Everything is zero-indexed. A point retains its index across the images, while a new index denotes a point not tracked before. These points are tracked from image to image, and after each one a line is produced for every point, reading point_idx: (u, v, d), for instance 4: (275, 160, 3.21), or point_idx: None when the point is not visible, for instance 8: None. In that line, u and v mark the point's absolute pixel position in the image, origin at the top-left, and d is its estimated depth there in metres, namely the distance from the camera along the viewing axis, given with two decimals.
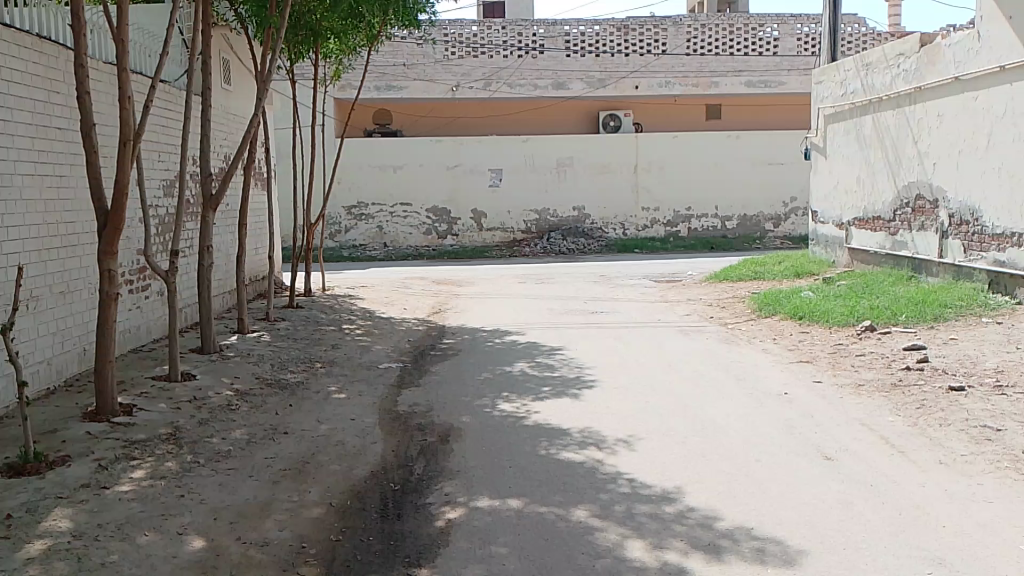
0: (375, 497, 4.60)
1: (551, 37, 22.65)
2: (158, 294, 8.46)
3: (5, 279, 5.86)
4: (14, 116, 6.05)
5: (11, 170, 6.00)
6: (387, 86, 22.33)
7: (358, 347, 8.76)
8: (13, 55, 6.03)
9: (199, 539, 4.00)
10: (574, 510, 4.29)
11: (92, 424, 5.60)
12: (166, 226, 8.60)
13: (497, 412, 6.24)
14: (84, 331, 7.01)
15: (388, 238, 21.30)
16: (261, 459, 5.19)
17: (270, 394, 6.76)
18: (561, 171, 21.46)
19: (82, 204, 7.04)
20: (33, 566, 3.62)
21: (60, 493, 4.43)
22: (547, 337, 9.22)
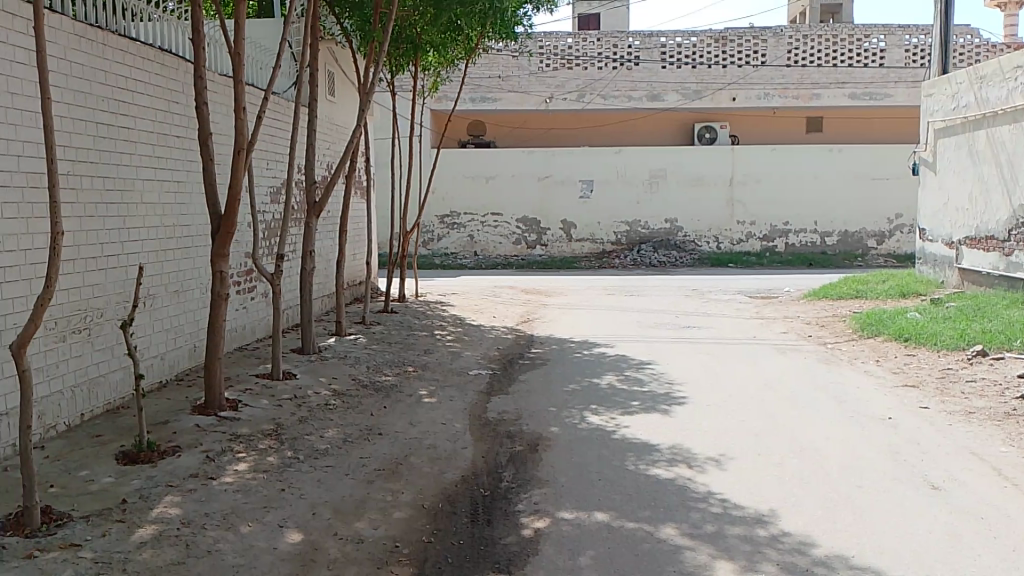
0: (466, 501, 4.67)
1: (646, 49, 22.48)
2: (263, 295, 8.83)
3: (126, 278, 6.25)
4: (137, 125, 6.44)
5: (134, 176, 6.38)
6: (482, 98, 22.52)
7: (449, 353, 8.92)
8: (137, 67, 6.42)
9: (298, 532, 4.15)
10: (663, 527, 4.25)
11: (200, 417, 5.89)
12: (272, 231, 8.97)
13: (586, 424, 6.23)
14: (196, 329, 7.39)
15: (478, 247, 21.61)
16: (357, 458, 5.34)
17: (366, 396, 6.95)
18: (653, 182, 21.24)
19: (197, 208, 7.42)
20: (146, 550, 3.83)
21: (171, 482, 4.68)
22: (638, 350, 9.16)
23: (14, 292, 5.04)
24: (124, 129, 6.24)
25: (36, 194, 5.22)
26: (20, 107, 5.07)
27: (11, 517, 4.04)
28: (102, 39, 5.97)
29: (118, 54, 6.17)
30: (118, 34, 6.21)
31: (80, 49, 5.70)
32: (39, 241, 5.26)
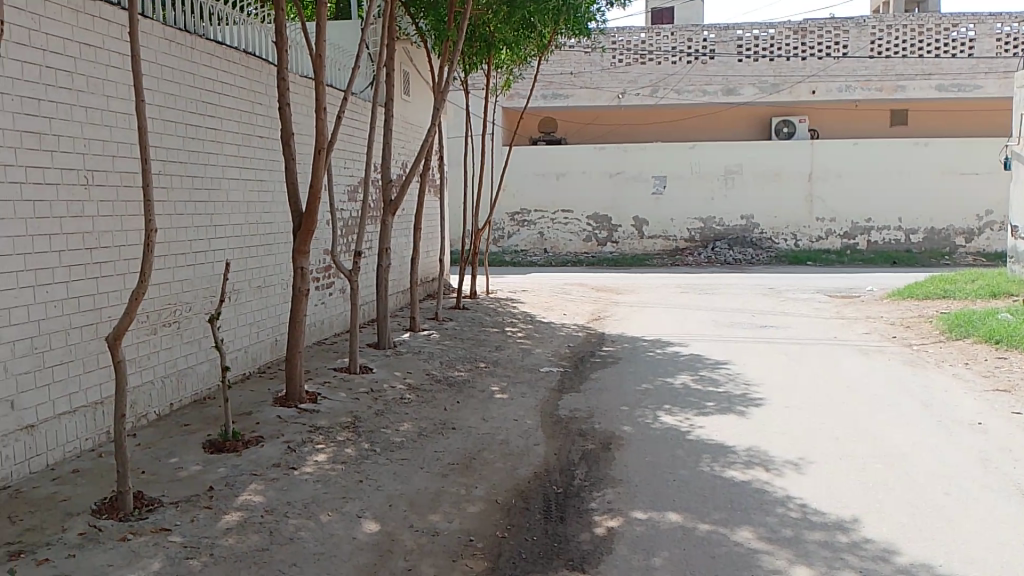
0: (539, 498, 4.69)
1: (722, 42, 22.08)
2: (340, 291, 9.05)
3: (213, 274, 6.50)
4: (224, 126, 6.68)
5: (220, 175, 6.62)
6: (554, 95, 22.47)
7: (521, 350, 8.96)
8: (223, 70, 6.66)
9: (375, 523, 4.25)
10: (739, 531, 4.18)
11: (282, 409, 6.08)
12: (349, 229, 9.17)
13: (659, 423, 6.17)
14: (278, 323, 7.63)
15: (549, 244, 21.60)
16: (432, 452, 5.43)
17: (439, 390, 7.05)
18: (728, 178, 20.83)
19: (279, 206, 7.64)
20: (231, 536, 3.98)
21: (255, 471, 4.85)
22: (712, 350, 9.02)
23: (109, 286, 5.29)
24: (211, 130, 6.48)
25: (129, 192, 5.47)
26: (115, 110, 5.32)
27: (107, 500, 4.26)
28: (191, 44, 6.21)
29: (205, 57, 6.41)
30: (206, 38, 6.45)
31: (170, 53, 5.94)
32: (133, 237, 5.52)
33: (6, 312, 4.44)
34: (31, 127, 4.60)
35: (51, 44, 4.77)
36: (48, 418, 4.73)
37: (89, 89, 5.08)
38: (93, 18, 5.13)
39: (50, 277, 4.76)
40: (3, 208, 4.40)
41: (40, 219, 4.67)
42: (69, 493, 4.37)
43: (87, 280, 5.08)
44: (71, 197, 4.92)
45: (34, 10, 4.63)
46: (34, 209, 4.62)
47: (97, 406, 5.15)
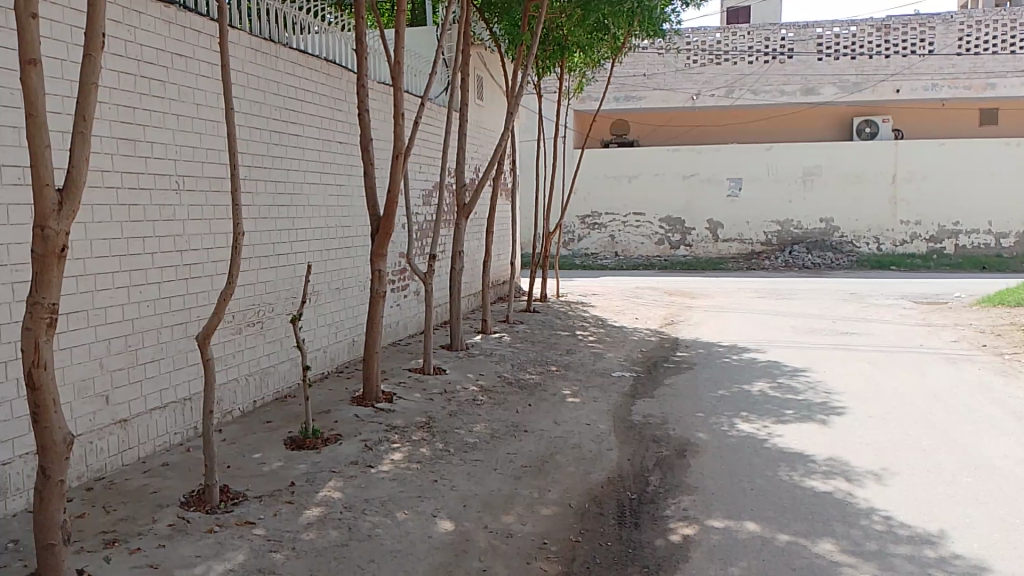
0: (613, 503, 4.67)
1: (801, 41, 21.55)
2: (415, 293, 9.18)
3: (294, 276, 6.70)
4: (306, 132, 6.87)
5: (301, 179, 6.81)
6: (626, 97, 22.29)
7: (593, 353, 8.93)
8: (305, 78, 6.85)
9: (450, 522, 4.30)
10: (820, 542, 4.08)
11: (358, 408, 6.22)
12: (424, 233, 9.31)
13: (736, 431, 6.06)
14: (355, 324, 7.80)
15: (620, 247, 21.46)
16: (504, 453, 5.46)
17: (512, 393, 7.09)
18: (807, 180, 20.29)
19: (357, 210, 7.82)
20: (312, 530, 4.10)
21: (334, 468, 4.98)
22: (790, 357, 8.80)
23: (198, 287, 5.51)
24: (294, 136, 6.68)
25: (217, 197, 5.69)
26: (204, 118, 5.53)
27: (195, 493, 4.44)
28: (275, 52, 6.41)
29: (289, 65, 6.61)
30: (289, 47, 6.65)
31: (256, 62, 6.15)
32: (220, 240, 5.75)
33: (102, 311, 4.66)
34: (126, 133, 4.82)
35: (145, 54, 4.99)
36: (140, 413, 4.96)
37: (179, 97, 5.30)
38: (184, 29, 5.35)
39: (143, 277, 4.99)
40: (100, 211, 4.63)
41: (135, 223, 4.89)
42: (159, 485, 4.57)
43: (177, 281, 5.30)
44: (162, 201, 5.15)
45: (129, 22, 4.86)
46: (128, 213, 4.84)
47: (185, 402, 5.37)
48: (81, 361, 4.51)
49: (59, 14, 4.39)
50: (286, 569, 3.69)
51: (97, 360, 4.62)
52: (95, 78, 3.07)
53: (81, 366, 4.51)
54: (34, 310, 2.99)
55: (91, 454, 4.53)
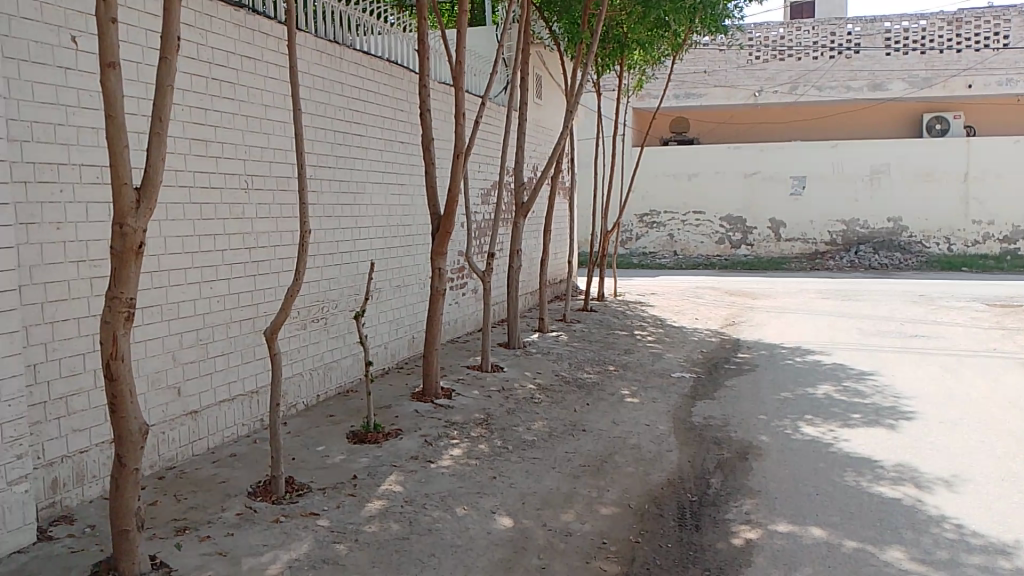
0: (673, 505, 4.63)
1: (868, 35, 20.99)
2: (473, 291, 9.25)
3: (357, 274, 6.82)
4: (368, 132, 6.97)
5: (365, 178, 6.92)
6: (687, 94, 22.03)
7: (652, 353, 8.86)
8: (369, 79, 6.96)
9: (509, 519, 4.32)
10: (888, 550, 3.97)
11: (418, 404, 6.30)
12: (483, 231, 9.37)
13: (800, 434, 5.94)
14: (415, 321, 7.90)
15: (679, 246, 21.24)
16: (563, 452, 5.46)
17: (570, 391, 7.08)
18: (874, 178, 19.72)
19: (418, 209, 7.91)
20: (374, 523, 4.17)
21: (395, 462, 5.06)
22: (856, 360, 8.59)
23: (265, 284, 5.66)
24: (357, 136, 6.78)
25: (284, 196, 5.83)
26: (271, 118, 5.67)
27: (261, 484, 4.56)
28: (340, 54, 6.52)
29: (353, 66, 6.71)
30: (353, 49, 6.76)
31: (321, 64, 6.26)
32: (286, 239, 5.88)
33: (175, 306, 4.82)
34: (199, 134, 4.98)
35: (216, 56, 5.14)
36: (211, 405, 5.12)
37: (248, 99, 5.44)
38: (253, 32, 5.48)
39: (214, 274, 5.14)
40: (174, 209, 4.78)
41: (207, 221, 5.05)
42: (227, 475, 4.71)
43: (245, 277, 5.45)
44: (232, 200, 5.29)
45: (200, 26, 5.01)
46: (200, 211, 4.99)
47: (252, 395, 5.52)
48: (155, 353, 4.67)
49: (135, 18, 4.54)
50: (349, 560, 3.76)
51: (170, 353, 4.78)
52: (170, 80, 3.17)
53: (155, 359, 4.67)
54: (112, 304, 3.10)
55: (163, 444, 4.69)
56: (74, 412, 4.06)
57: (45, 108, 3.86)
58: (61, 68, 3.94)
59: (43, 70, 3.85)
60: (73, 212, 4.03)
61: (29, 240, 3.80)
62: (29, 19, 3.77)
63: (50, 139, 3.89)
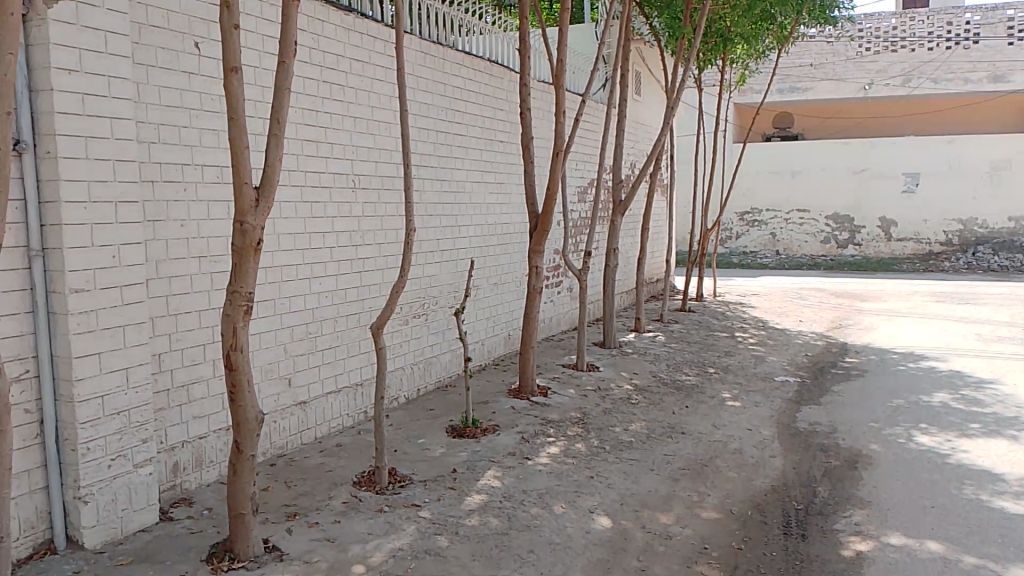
0: (778, 512, 4.50)
1: (988, 25, 19.85)
2: (568, 290, 9.23)
3: (457, 272, 6.93)
4: (469, 132, 7.07)
5: (465, 177, 7.01)
6: (791, 89, 21.38)
7: (753, 356, 8.63)
8: (470, 79, 7.05)
9: (607, 519, 4.31)
10: (1014, 569, 3.74)
11: (515, 400, 6.35)
12: (579, 230, 9.35)
13: (914, 444, 5.67)
14: (511, 319, 7.96)
15: (781, 245, 20.64)
16: (662, 454, 5.40)
17: (668, 393, 6.99)
18: (995, 175, 18.52)
19: (515, 208, 7.97)
20: (474, 517, 4.23)
21: (493, 458, 5.12)
22: (975, 367, 8.12)
23: (370, 280, 5.82)
24: (458, 136, 6.88)
25: (389, 195, 5.98)
26: (378, 119, 5.82)
27: (365, 474, 4.71)
28: (443, 55, 6.63)
29: (455, 66, 6.81)
30: (456, 49, 6.86)
31: (425, 65, 6.38)
32: (390, 236, 6.04)
33: (287, 301, 5.02)
34: (310, 136, 5.16)
35: (327, 60, 5.31)
36: (318, 396, 5.31)
37: (356, 100, 5.60)
38: (361, 36, 5.64)
39: (323, 270, 5.33)
40: (287, 208, 4.98)
41: (317, 219, 5.24)
42: (333, 464, 4.88)
43: (352, 274, 5.62)
44: (340, 199, 5.47)
45: (313, 31, 5.18)
46: (310, 210, 5.18)
47: (357, 387, 5.69)
48: (269, 345, 4.88)
49: (253, 25, 4.74)
50: (450, 552, 3.82)
51: (282, 345, 4.99)
52: (287, 83, 3.29)
53: (268, 351, 4.87)
54: (232, 298, 3.27)
55: (275, 432, 4.91)
56: (195, 400, 4.29)
57: (171, 112, 4.09)
58: (186, 73, 4.16)
59: (171, 76, 4.08)
60: (195, 210, 4.25)
61: (157, 236, 4.03)
62: (158, 27, 3.99)
63: (175, 141, 4.12)
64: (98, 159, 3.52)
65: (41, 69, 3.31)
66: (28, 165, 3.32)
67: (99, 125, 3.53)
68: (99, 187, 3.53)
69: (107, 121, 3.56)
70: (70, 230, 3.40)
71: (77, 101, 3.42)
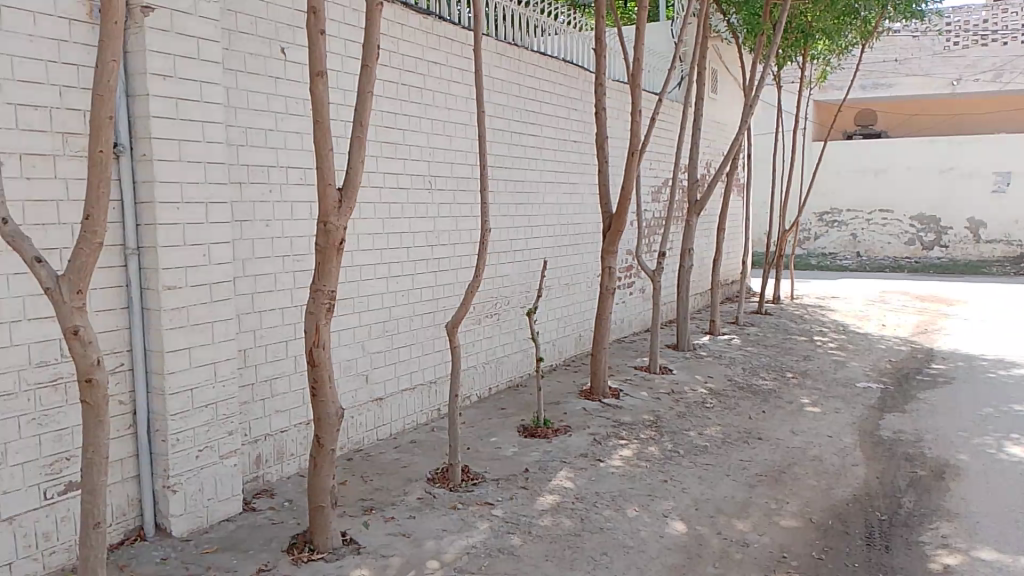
0: (860, 522, 4.36)
1: None
2: (641, 291, 9.15)
3: (530, 272, 6.96)
4: (544, 132, 7.08)
5: (538, 178, 7.02)
6: (875, 84, 20.65)
7: (834, 361, 8.38)
8: (545, 79, 7.06)
9: (682, 524, 4.25)
10: None
11: (587, 402, 6.32)
12: (653, 230, 9.25)
13: (1006, 455, 5.41)
14: (583, 320, 7.93)
15: (862, 247, 19.97)
16: (738, 460, 5.29)
17: (744, 398, 6.84)
18: None
19: (588, 208, 7.94)
20: (547, 517, 4.23)
21: (565, 459, 5.11)
22: None
23: (444, 280, 5.90)
24: (532, 137, 6.90)
25: (463, 196, 6.04)
26: (454, 121, 5.88)
27: (439, 471, 4.77)
28: (519, 56, 6.65)
29: (530, 67, 6.83)
30: (532, 51, 6.87)
31: (502, 67, 6.42)
32: (465, 237, 6.10)
33: (366, 300, 5.13)
34: (389, 138, 5.25)
35: (406, 63, 5.39)
36: (393, 393, 5.40)
37: (433, 102, 5.67)
38: (439, 39, 5.70)
39: (400, 270, 5.43)
40: (366, 209, 5.09)
41: (394, 220, 5.33)
42: (408, 460, 4.95)
43: (427, 273, 5.70)
44: (417, 200, 5.55)
45: (393, 35, 5.26)
46: (389, 210, 5.28)
47: (431, 385, 5.76)
48: (347, 342, 4.99)
49: (336, 30, 4.85)
50: (524, 552, 3.84)
51: (360, 343, 5.09)
52: (370, 86, 3.36)
53: (347, 348, 4.99)
54: (315, 296, 3.35)
55: (352, 427, 5.02)
56: (277, 394, 4.42)
57: (258, 115, 4.22)
58: (272, 78, 4.29)
59: (258, 80, 4.21)
60: (279, 211, 4.38)
61: (244, 235, 4.16)
62: (246, 33, 4.12)
63: (262, 143, 4.25)
64: (190, 162, 3.67)
65: (139, 74, 3.46)
66: (125, 166, 3.48)
67: (192, 128, 3.67)
68: (192, 188, 3.68)
69: (199, 125, 3.71)
70: (164, 230, 3.55)
71: (171, 105, 3.57)
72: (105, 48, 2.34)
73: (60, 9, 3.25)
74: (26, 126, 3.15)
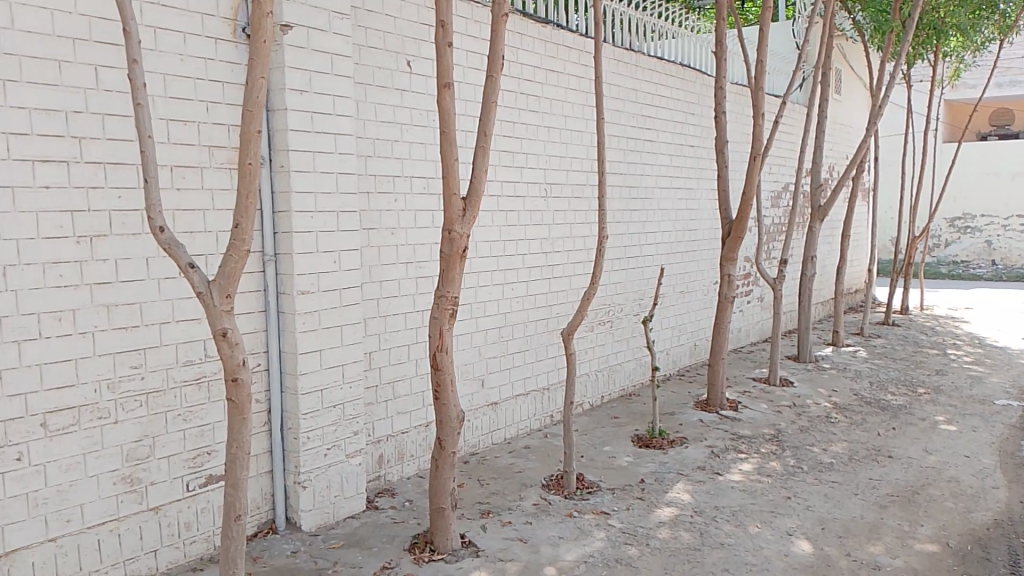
0: (1003, 549, 4.07)
1: None
2: (758, 299, 8.87)
3: (645, 279, 6.88)
4: (660, 137, 6.99)
5: (653, 184, 6.93)
6: (1012, 82, 19.35)
7: (969, 376, 7.88)
8: (662, 84, 6.97)
9: (807, 543, 4.09)
10: None
11: (703, 413, 6.19)
12: (773, 237, 8.96)
13: None
14: (698, 329, 7.78)
15: (998, 255, 18.64)
16: (866, 478, 5.05)
17: (872, 413, 6.52)
18: None
19: (704, 214, 7.78)
20: (665, 530, 4.16)
21: (682, 471, 5.02)
22: None
23: (559, 286, 5.91)
24: (649, 142, 6.82)
25: (578, 203, 6.04)
26: (570, 128, 5.90)
27: (555, 478, 4.77)
28: (636, 62, 6.60)
29: (648, 72, 6.77)
30: (649, 56, 6.81)
31: (620, 72, 6.39)
32: (579, 245, 6.10)
33: (482, 306, 5.20)
34: (507, 146, 5.31)
35: (525, 73, 5.44)
36: (508, 398, 5.45)
37: (551, 110, 5.70)
38: (558, 47, 5.73)
39: (515, 277, 5.47)
40: (485, 218, 5.16)
41: (511, 227, 5.39)
42: (523, 465, 4.99)
43: (542, 280, 5.72)
44: (533, 209, 5.59)
45: (514, 45, 5.33)
46: (505, 218, 5.34)
47: (545, 391, 5.78)
48: (466, 348, 5.08)
49: (460, 42, 4.94)
50: (641, 564, 3.79)
51: (476, 348, 5.16)
52: (494, 96, 3.40)
53: (465, 353, 5.07)
54: (439, 302, 3.43)
55: (469, 431, 5.09)
56: (399, 396, 4.55)
57: (385, 126, 4.36)
58: (398, 89, 4.42)
59: (385, 92, 4.34)
60: (404, 219, 4.51)
61: (370, 243, 4.31)
62: (376, 47, 4.26)
63: (389, 154, 4.38)
64: (323, 172, 3.83)
65: (278, 90, 3.65)
66: (265, 177, 3.66)
67: (324, 140, 3.83)
68: (325, 198, 3.84)
69: (332, 137, 3.86)
70: (299, 238, 3.72)
71: (306, 119, 3.73)
72: (255, 65, 2.45)
73: (208, 29, 3.46)
74: (177, 140, 3.36)
